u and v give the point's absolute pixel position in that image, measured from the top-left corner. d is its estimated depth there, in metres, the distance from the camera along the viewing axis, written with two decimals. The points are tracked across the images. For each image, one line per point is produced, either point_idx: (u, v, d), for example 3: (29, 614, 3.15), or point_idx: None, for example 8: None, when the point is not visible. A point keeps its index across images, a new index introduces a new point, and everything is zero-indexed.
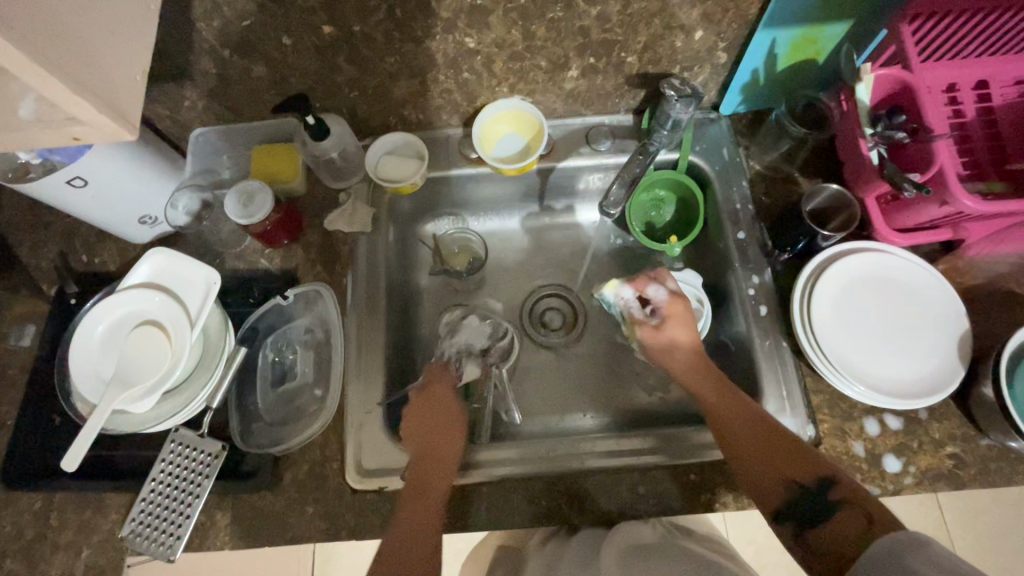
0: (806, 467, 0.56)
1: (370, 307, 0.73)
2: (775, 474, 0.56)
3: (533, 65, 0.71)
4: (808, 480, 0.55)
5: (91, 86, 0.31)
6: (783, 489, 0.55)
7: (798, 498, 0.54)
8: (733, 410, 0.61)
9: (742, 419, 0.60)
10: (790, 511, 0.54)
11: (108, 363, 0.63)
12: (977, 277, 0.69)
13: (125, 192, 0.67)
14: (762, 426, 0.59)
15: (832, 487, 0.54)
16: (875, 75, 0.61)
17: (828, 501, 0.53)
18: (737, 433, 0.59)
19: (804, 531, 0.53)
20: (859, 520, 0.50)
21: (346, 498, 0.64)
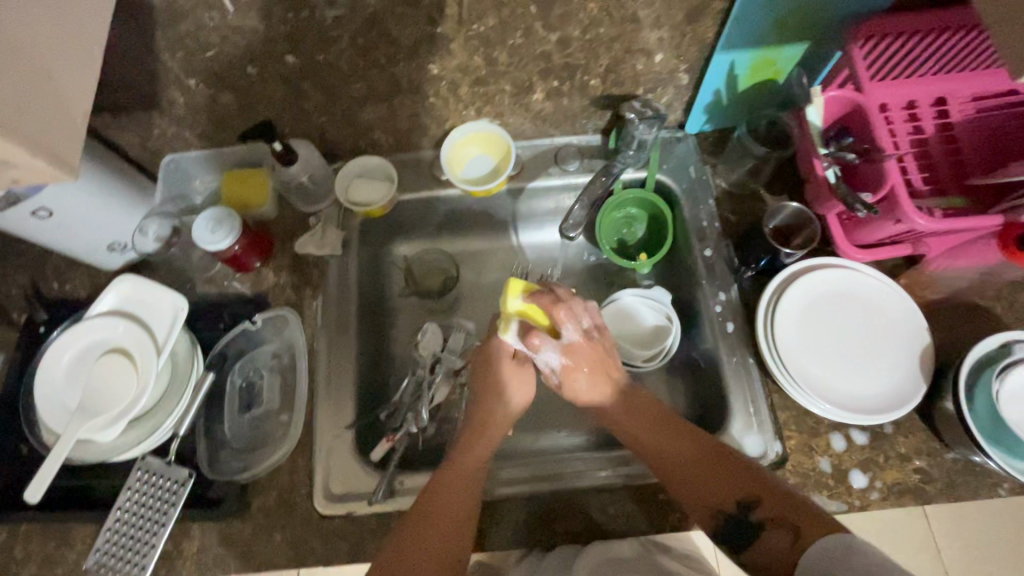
0: (729, 489, 0.56)
1: (341, 330, 0.74)
2: (708, 499, 0.56)
3: (497, 89, 0.72)
4: (733, 507, 0.55)
5: (27, 132, 0.32)
6: (712, 517, 0.56)
7: (733, 522, 0.55)
8: (661, 437, 0.60)
9: (669, 444, 0.60)
10: (727, 535, 0.55)
11: (74, 392, 0.63)
12: (938, 291, 0.70)
13: (92, 221, 0.67)
14: (690, 453, 0.59)
15: (753, 507, 0.54)
16: (825, 98, 0.63)
17: (752, 523, 0.54)
18: (668, 460, 0.59)
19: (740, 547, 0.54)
20: (788, 534, 0.50)
21: (314, 524, 0.64)
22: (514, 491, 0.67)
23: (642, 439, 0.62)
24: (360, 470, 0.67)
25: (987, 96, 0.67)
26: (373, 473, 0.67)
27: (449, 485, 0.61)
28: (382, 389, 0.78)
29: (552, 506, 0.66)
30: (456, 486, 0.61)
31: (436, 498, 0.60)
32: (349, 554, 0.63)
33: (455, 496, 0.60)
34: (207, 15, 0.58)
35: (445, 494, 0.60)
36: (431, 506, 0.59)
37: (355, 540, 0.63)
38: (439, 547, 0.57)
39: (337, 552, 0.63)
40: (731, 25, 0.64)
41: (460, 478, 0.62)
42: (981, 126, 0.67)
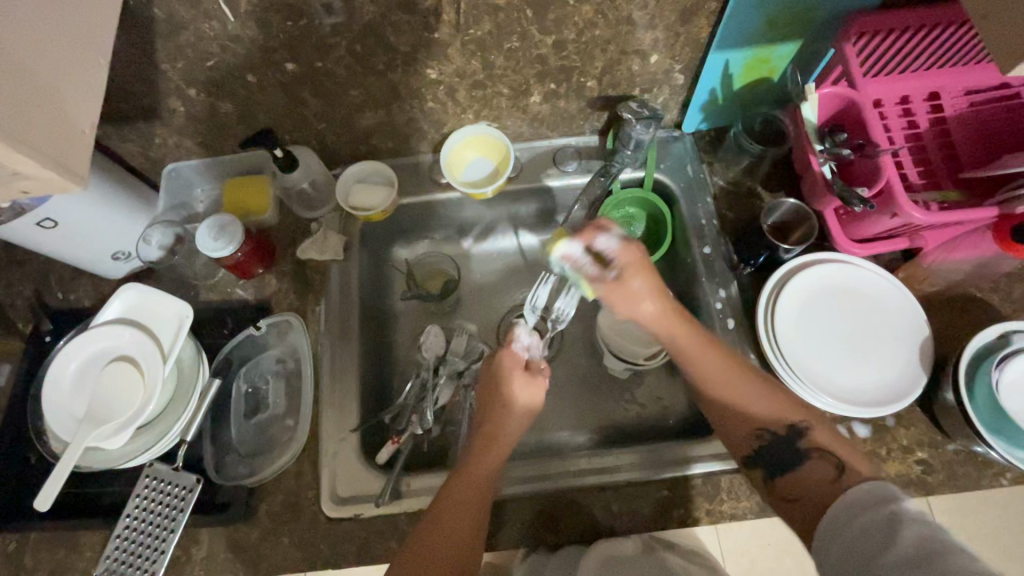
0: (783, 412, 0.58)
1: (344, 334, 0.74)
2: (751, 420, 0.59)
3: (495, 92, 0.73)
4: (780, 428, 0.57)
5: (34, 142, 0.32)
6: (754, 436, 0.58)
7: (776, 441, 0.57)
8: (715, 363, 0.60)
9: (722, 380, 0.60)
10: (764, 455, 0.58)
11: (81, 401, 0.64)
12: (936, 284, 0.70)
13: (96, 230, 0.68)
14: (736, 371, 0.60)
15: (803, 434, 0.57)
16: (819, 94, 0.64)
17: (800, 448, 0.56)
18: (711, 379, 0.60)
19: (777, 474, 0.57)
20: (830, 471, 0.53)
21: (321, 527, 0.64)
22: (518, 489, 0.68)
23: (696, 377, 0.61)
24: (366, 472, 0.67)
25: (979, 90, 0.68)
26: (379, 475, 0.68)
27: (465, 488, 0.61)
28: (385, 392, 0.78)
29: (557, 505, 0.66)
30: (471, 484, 0.62)
31: (454, 499, 0.61)
32: (357, 557, 0.63)
33: (470, 496, 0.61)
34: (207, 25, 0.59)
35: (461, 496, 0.61)
36: (448, 506, 0.60)
37: (363, 542, 0.63)
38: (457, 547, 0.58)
39: (345, 555, 0.63)
40: (725, 24, 0.65)
41: (469, 483, 0.62)
42: (973, 120, 0.68)
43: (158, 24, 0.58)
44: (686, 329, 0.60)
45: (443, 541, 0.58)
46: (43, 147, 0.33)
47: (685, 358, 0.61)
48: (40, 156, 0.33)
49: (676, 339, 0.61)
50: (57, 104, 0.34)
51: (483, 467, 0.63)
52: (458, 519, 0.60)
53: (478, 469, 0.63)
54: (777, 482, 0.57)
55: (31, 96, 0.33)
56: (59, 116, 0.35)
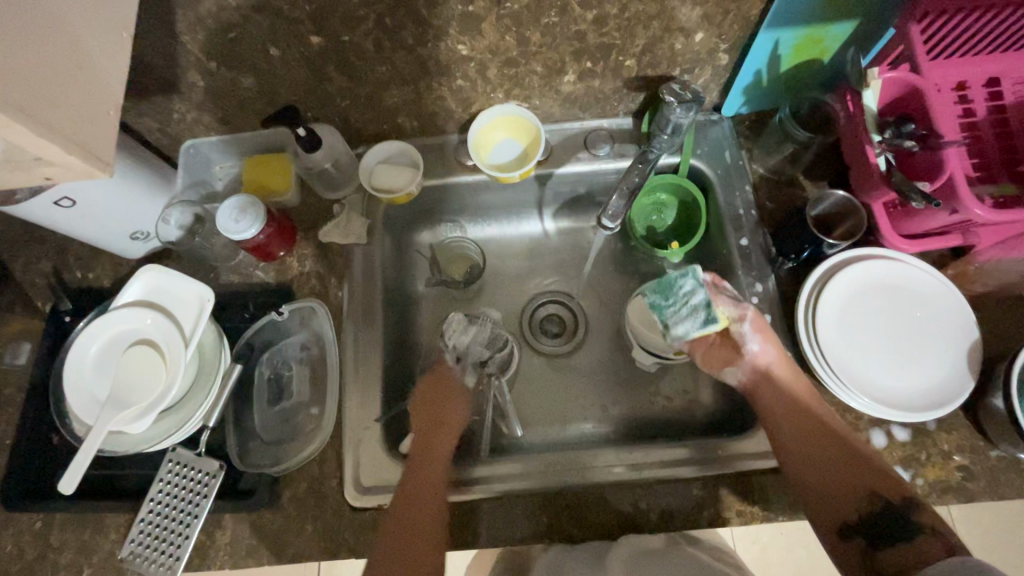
0: (887, 484, 0.57)
1: (367, 320, 0.73)
2: (852, 484, 0.58)
3: (528, 70, 0.69)
4: (892, 498, 0.56)
5: (58, 126, 0.30)
6: (864, 502, 0.57)
7: (881, 512, 0.55)
8: (822, 433, 0.61)
9: (826, 446, 0.60)
10: (871, 526, 0.55)
11: (103, 383, 0.63)
12: (987, 283, 0.67)
13: (115, 210, 0.66)
14: (838, 441, 0.60)
15: (913, 508, 0.55)
16: (883, 79, 0.60)
17: (908, 520, 0.54)
18: (817, 441, 0.60)
19: (879, 545, 0.54)
20: (939, 548, 0.51)
21: (346, 516, 0.64)
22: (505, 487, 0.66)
23: (795, 445, 0.61)
24: (390, 462, 0.67)
25: None
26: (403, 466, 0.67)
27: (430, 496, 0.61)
28: (408, 379, 0.77)
29: (582, 501, 0.65)
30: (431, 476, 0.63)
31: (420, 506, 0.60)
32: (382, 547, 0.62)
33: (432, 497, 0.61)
34: None
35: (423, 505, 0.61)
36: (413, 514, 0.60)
37: None
38: (407, 544, 0.58)
39: (369, 544, 0.62)
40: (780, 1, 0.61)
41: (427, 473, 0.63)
42: None
43: None
44: (807, 403, 0.63)
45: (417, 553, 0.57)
46: (69, 131, 0.31)
47: (793, 428, 0.62)
48: (65, 142, 0.30)
49: (786, 411, 0.62)
50: (84, 82, 0.32)
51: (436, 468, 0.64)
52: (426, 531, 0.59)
53: (435, 468, 0.64)
54: (876, 553, 0.54)
55: (56, 74, 0.30)
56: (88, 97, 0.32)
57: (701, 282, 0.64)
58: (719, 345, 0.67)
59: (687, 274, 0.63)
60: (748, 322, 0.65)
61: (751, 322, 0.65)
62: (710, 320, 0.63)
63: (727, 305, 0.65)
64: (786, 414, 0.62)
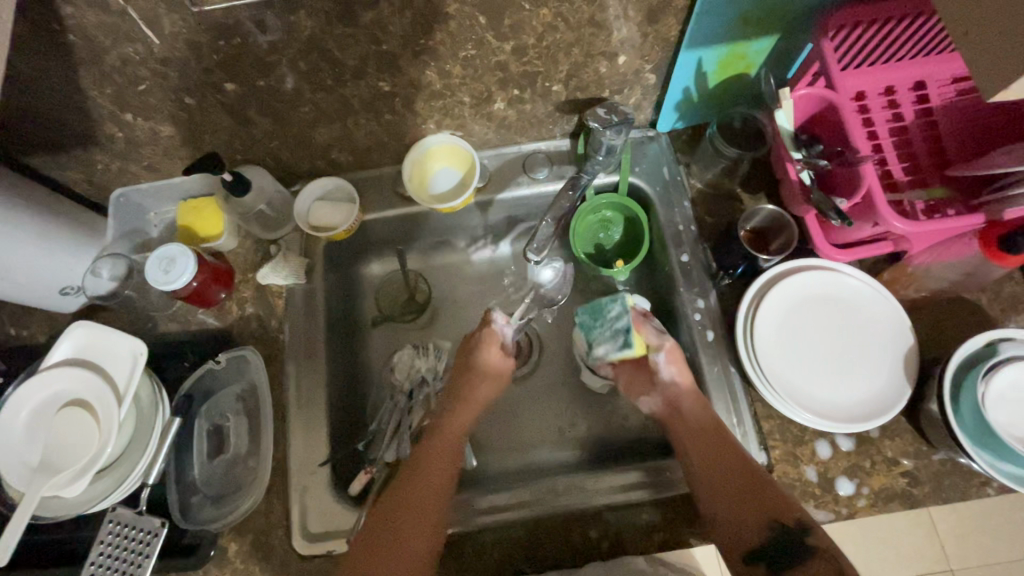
0: (790, 508, 0.57)
1: (311, 362, 0.71)
2: (756, 511, 0.57)
3: (456, 101, 0.69)
4: (790, 523, 0.56)
5: None
6: (764, 528, 0.57)
7: (780, 539, 0.56)
8: (736, 473, 0.60)
9: (736, 479, 0.59)
10: (766, 551, 0.56)
11: (35, 449, 0.61)
12: (921, 287, 0.68)
13: (39, 268, 0.64)
14: (749, 475, 0.59)
15: (810, 532, 0.56)
16: (795, 97, 0.60)
17: (806, 544, 0.55)
18: (730, 482, 0.59)
19: (778, 569, 0.55)
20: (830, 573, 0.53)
21: (294, 565, 0.63)
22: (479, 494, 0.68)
23: (705, 478, 0.61)
24: (338, 507, 0.66)
25: (967, 76, 0.64)
26: (352, 509, 0.66)
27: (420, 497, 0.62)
28: (359, 417, 0.76)
29: (537, 533, 0.64)
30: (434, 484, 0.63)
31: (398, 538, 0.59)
32: None
33: (421, 497, 0.61)
34: (131, 48, 0.56)
35: (405, 532, 0.59)
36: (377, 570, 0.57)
37: None
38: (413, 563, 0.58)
39: None
40: (692, 25, 0.61)
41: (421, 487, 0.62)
42: (962, 107, 0.64)
43: (77, 51, 0.55)
44: (722, 444, 0.62)
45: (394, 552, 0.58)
46: None
47: (701, 467, 0.61)
48: None
49: (699, 448, 0.62)
50: None
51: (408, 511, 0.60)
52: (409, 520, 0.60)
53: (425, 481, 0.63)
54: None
55: None
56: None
57: (627, 308, 0.67)
58: (637, 372, 0.70)
59: (616, 299, 0.67)
60: (665, 354, 0.66)
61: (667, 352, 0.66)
62: (625, 345, 0.66)
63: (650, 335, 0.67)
64: (699, 454, 0.62)
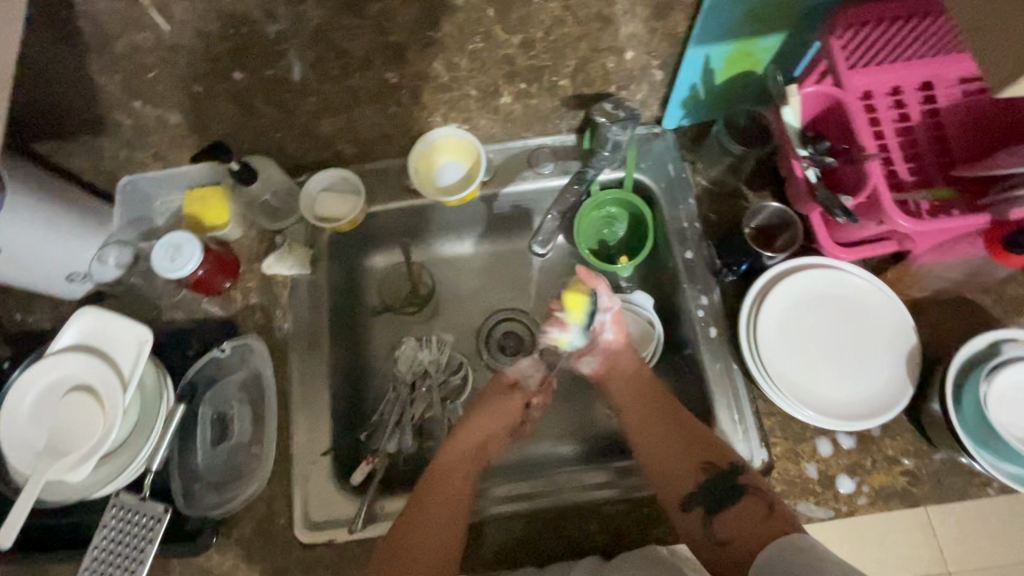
0: (721, 453, 0.61)
1: (314, 352, 0.72)
2: (690, 457, 0.62)
3: (463, 94, 0.72)
4: (721, 465, 0.60)
5: None
6: (700, 472, 0.60)
7: (714, 482, 0.59)
8: (672, 424, 0.65)
9: (673, 430, 0.64)
10: (703, 494, 0.59)
11: (40, 433, 0.62)
12: (926, 287, 0.68)
13: (47, 253, 0.65)
14: (685, 425, 0.64)
15: (739, 472, 0.59)
16: (802, 94, 0.60)
17: (737, 485, 0.59)
18: (667, 433, 0.64)
19: (713, 512, 0.58)
20: (759, 505, 0.56)
21: (295, 552, 0.63)
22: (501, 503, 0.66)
23: (646, 432, 0.66)
24: (339, 495, 0.66)
25: (974, 78, 0.65)
26: (353, 498, 0.66)
27: (443, 506, 0.62)
28: (361, 408, 0.76)
29: (537, 525, 0.65)
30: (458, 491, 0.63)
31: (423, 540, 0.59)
32: None
33: (447, 502, 0.62)
34: None
35: (428, 537, 0.60)
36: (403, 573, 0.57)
37: (336, 568, 0.62)
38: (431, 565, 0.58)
39: None
40: (700, 20, 0.61)
41: (447, 494, 0.63)
42: (968, 109, 0.64)
43: None
44: (661, 400, 0.67)
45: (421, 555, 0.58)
46: None
47: (642, 424, 0.67)
48: None
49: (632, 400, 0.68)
50: None
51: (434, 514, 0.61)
52: (439, 531, 0.60)
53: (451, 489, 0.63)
54: (715, 521, 0.57)
55: None
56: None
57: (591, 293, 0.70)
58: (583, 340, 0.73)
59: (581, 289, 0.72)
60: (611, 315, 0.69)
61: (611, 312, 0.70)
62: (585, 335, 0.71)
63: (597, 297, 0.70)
64: (641, 410, 0.67)
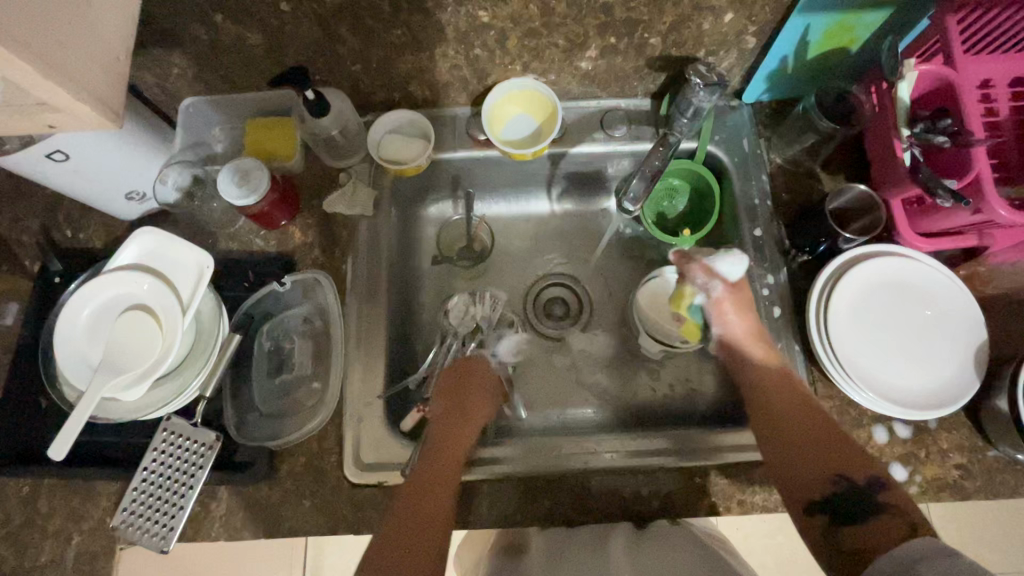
0: (861, 463, 0.53)
1: (370, 295, 0.71)
2: (818, 465, 0.54)
3: (549, 42, 0.66)
4: (859, 477, 0.52)
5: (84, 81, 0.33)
6: (830, 481, 0.53)
7: (847, 493, 0.52)
8: (802, 419, 0.57)
9: (807, 425, 0.56)
10: (832, 502, 0.52)
11: (95, 348, 0.61)
12: (997, 286, 0.67)
13: (110, 167, 0.63)
14: (821, 425, 0.56)
15: (881, 489, 0.51)
16: (918, 71, 0.58)
17: (873, 500, 0.51)
18: (800, 431, 0.56)
19: (838, 522, 0.51)
20: (899, 524, 0.48)
21: (344, 491, 0.63)
22: (510, 470, 0.66)
23: (768, 418, 0.58)
24: (391, 439, 0.65)
25: None
26: (403, 443, 0.66)
27: (426, 482, 0.57)
28: (409, 358, 0.75)
29: (575, 484, 0.65)
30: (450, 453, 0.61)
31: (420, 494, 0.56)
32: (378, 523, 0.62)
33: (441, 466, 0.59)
34: None
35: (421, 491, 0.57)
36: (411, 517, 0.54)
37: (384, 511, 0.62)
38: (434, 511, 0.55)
39: (366, 522, 0.62)
40: None
41: (443, 452, 0.61)
42: None
43: None
44: (801, 397, 0.59)
45: (416, 522, 0.54)
46: (92, 87, 0.34)
47: (766, 411, 0.59)
48: (90, 97, 0.33)
49: (757, 384, 0.61)
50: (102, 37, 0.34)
51: (428, 473, 0.58)
52: (423, 508, 0.55)
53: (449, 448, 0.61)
54: (840, 531, 0.50)
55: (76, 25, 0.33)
56: (97, 57, 0.34)
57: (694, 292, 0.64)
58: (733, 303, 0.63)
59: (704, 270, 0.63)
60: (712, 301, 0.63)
61: (715, 302, 0.63)
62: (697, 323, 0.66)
63: (692, 282, 0.63)
64: (779, 404, 0.59)
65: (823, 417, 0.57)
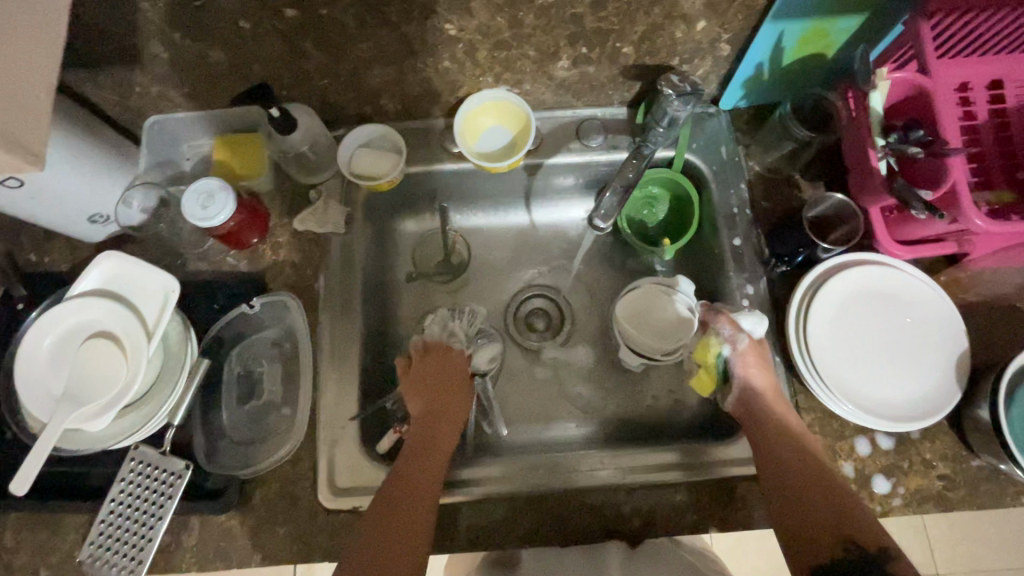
0: (872, 531, 0.49)
1: (344, 314, 0.69)
2: (826, 529, 0.50)
3: (520, 54, 0.65)
4: (867, 545, 0.48)
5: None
6: (836, 547, 0.49)
7: (854, 563, 0.48)
8: (809, 483, 0.54)
9: (814, 488, 0.53)
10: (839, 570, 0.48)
11: (58, 378, 0.59)
12: (978, 293, 0.67)
13: (70, 190, 0.61)
14: (829, 488, 0.53)
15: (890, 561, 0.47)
16: (890, 79, 0.58)
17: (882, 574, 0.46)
18: (807, 494, 0.53)
19: None
20: None
21: (318, 517, 0.61)
22: (491, 491, 0.65)
23: (774, 479, 0.55)
24: (367, 463, 0.64)
25: None
26: (380, 465, 0.64)
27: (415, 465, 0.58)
28: (387, 376, 0.74)
29: (556, 501, 0.64)
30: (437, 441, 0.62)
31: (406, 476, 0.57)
32: None
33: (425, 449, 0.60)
34: None
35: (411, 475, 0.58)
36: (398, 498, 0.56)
37: None
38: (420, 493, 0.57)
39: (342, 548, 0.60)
40: None
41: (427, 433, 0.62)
42: None
43: None
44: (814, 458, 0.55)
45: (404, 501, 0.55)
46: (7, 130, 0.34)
47: (772, 471, 0.56)
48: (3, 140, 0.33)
49: (764, 442, 0.58)
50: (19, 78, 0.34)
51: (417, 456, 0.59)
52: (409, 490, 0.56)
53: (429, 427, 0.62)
54: None
55: None
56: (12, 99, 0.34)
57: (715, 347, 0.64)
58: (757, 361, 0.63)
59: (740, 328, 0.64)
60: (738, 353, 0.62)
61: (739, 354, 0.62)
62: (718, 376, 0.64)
63: (717, 332, 0.63)
64: (785, 464, 0.55)
65: (833, 479, 0.54)
